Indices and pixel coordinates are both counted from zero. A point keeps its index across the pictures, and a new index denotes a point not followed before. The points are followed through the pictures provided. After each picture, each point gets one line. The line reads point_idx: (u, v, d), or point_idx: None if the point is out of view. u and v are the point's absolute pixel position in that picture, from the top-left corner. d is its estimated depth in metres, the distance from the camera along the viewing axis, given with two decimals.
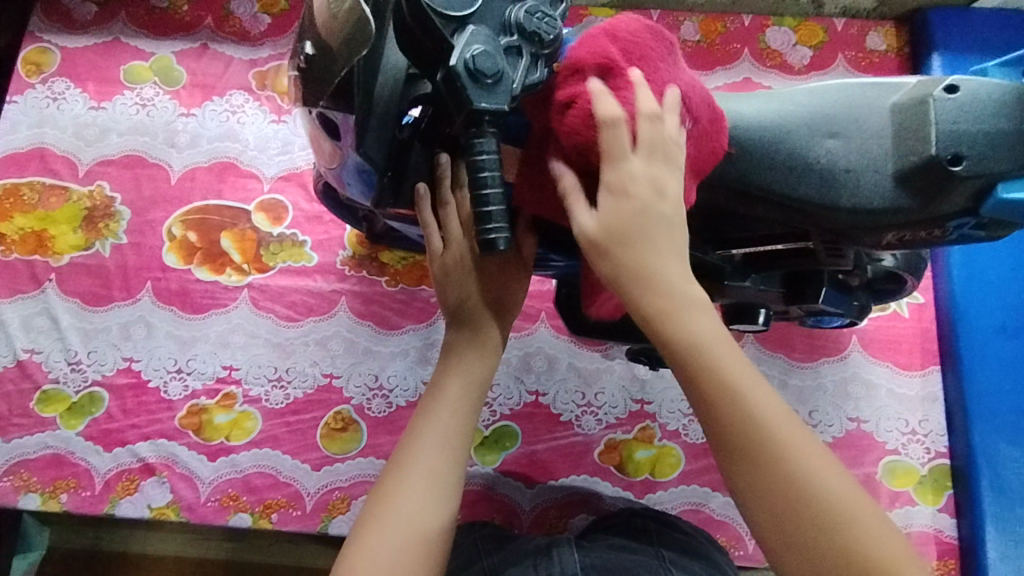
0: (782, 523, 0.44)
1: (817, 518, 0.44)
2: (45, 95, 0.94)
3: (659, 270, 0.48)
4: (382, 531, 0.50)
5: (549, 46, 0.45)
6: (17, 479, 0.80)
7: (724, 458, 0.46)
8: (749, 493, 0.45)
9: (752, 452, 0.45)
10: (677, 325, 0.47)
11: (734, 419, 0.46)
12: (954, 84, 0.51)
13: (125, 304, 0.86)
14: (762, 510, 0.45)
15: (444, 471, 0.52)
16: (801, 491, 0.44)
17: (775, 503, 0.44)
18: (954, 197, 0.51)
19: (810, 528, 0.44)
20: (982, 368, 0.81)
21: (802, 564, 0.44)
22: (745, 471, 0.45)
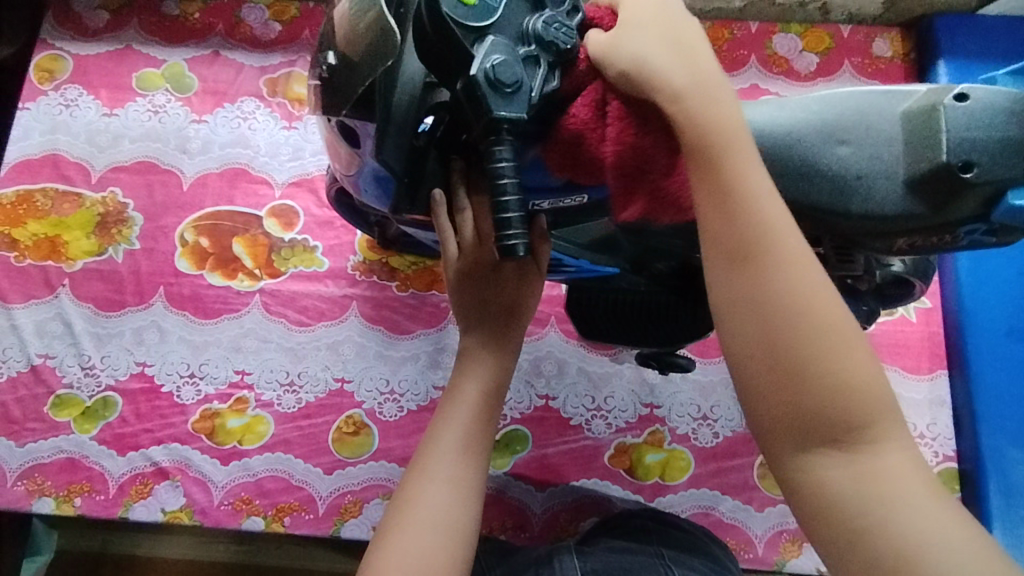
0: (762, 334, 0.43)
1: (806, 358, 0.42)
2: (58, 102, 0.95)
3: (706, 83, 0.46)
4: (405, 532, 0.51)
5: (566, 55, 0.46)
6: (31, 484, 0.81)
7: (723, 276, 0.44)
8: (739, 310, 0.44)
9: (758, 266, 0.43)
10: (711, 125, 0.45)
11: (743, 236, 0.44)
12: (964, 92, 0.51)
13: (137, 309, 0.87)
14: (750, 331, 0.43)
15: (465, 471, 0.53)
16: (796, 311, 0.42)
17: (762, 331, 0.43)
18: (964, 202, 0.51)
19: (803, 366, 0.42)
20: (990, 372, 0.81)
21: (777, 394, 0.42)
22: (741, 277, 0.43)
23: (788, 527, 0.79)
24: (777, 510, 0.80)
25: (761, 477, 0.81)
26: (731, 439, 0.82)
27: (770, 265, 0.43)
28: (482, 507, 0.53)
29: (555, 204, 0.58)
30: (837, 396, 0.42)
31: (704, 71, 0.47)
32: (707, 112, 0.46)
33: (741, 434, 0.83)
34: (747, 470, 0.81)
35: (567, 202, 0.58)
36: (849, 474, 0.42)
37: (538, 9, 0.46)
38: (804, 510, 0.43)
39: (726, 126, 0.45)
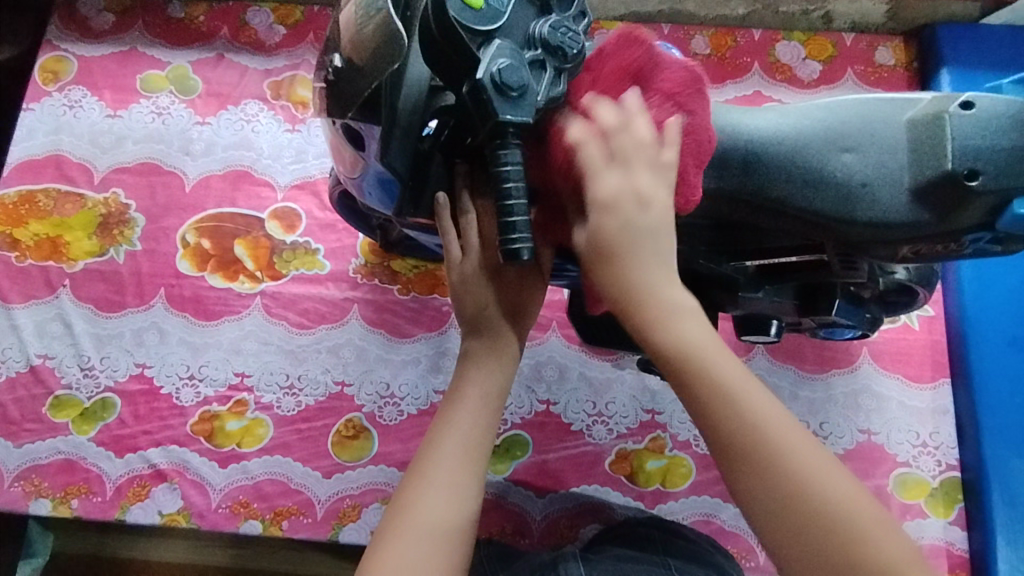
0: (771, 502, 0.43)
1: (821, 523, 0.42)
2: (62, 103, 0.95)
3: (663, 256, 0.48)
4: (404, 544, 0.50)
5: (572, 60, 0.46)
6: (28, 485, 0.80)
7: (725, 466, 0.45)
8: (748, 490, 0.44)
9: (748, 448, 0.44)
10: (678, 325, 0.47)
11: (728, 413, 0.45)
12: (969, 101, 0.52)
13: (138, 310, 0.87)
14: (758, 495, 0.44)
15: (465, 481, 0.53)
16: (793, 476, 0.43)
17: (773, 502, 0.43)
18: (971, 211, 0.51)
19: (817, 533, 0.42)
20: (993, 380, 0.81)
21: (803, 561, 0.42)
22: (740, 463, 0.44)
23: None
24: None
25: None
26: None
27: (759, 440, 0.44)
28: (479, 514, 0.53)
29: None
30: (823, 511, 0.42)
31: (660, 228, 0.48)
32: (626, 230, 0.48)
33: None
34: None
35: None
36: None
37: (544, 13, 0.46)
38: None
39: (674, 279, 0.48)
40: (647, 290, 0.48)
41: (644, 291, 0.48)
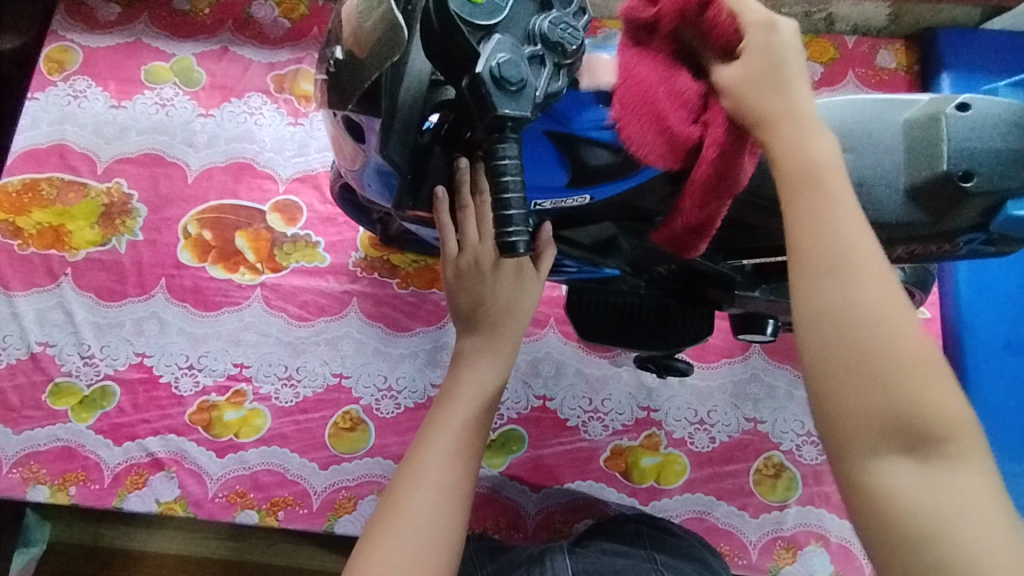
0: (850, 331, 0.39)
1: (896, 371, 0.38)
2: (67, 92, 0.96)
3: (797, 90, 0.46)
4: (392, 539, 0.50)
5: (571, 56, 0.47)
6: (27, 471, 0.81)
7: (818, 283, 0.40)
8: (827, 308, 0.39)
9: (839, 264, 0.40)
10: (796, 132, 0.44)
11: (832, 247, 0.40)
12: (965, 102, 0.52)
13: (139, 299, 0.87)
14: (842, 322, 0.39)
15: (454, 478, 0.54)
16: (874, 304, 0.39)
17: (851, 334, 0.39)
18: (964, 212, 0.52)
19: (886, 365, 0.38)
20: (988, 385, 0.81)
21: (863, 400, 0.38)
22: (828, 282, 0.40)
23: (783, 535, 0.79)
24: (772, 517, 0.80)
25: (756, 484, 0.81)
26: (727, 444, 0.82)
27: (847, 255, 0.40)
28: (469, 519, 0.54)
29: (558, 204, 0.58)
30: (902, 352, 0.38)
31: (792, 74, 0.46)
32: (796, 135, 0.44)
33: (738, 440, 0.82)
34: (743, 476, 0.81)
35: (570, 202, 0.58)
36: (919, 489, 0.38)
37: (545, 10, 0.47)
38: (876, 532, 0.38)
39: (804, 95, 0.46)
40: (778, 101, 0.45)
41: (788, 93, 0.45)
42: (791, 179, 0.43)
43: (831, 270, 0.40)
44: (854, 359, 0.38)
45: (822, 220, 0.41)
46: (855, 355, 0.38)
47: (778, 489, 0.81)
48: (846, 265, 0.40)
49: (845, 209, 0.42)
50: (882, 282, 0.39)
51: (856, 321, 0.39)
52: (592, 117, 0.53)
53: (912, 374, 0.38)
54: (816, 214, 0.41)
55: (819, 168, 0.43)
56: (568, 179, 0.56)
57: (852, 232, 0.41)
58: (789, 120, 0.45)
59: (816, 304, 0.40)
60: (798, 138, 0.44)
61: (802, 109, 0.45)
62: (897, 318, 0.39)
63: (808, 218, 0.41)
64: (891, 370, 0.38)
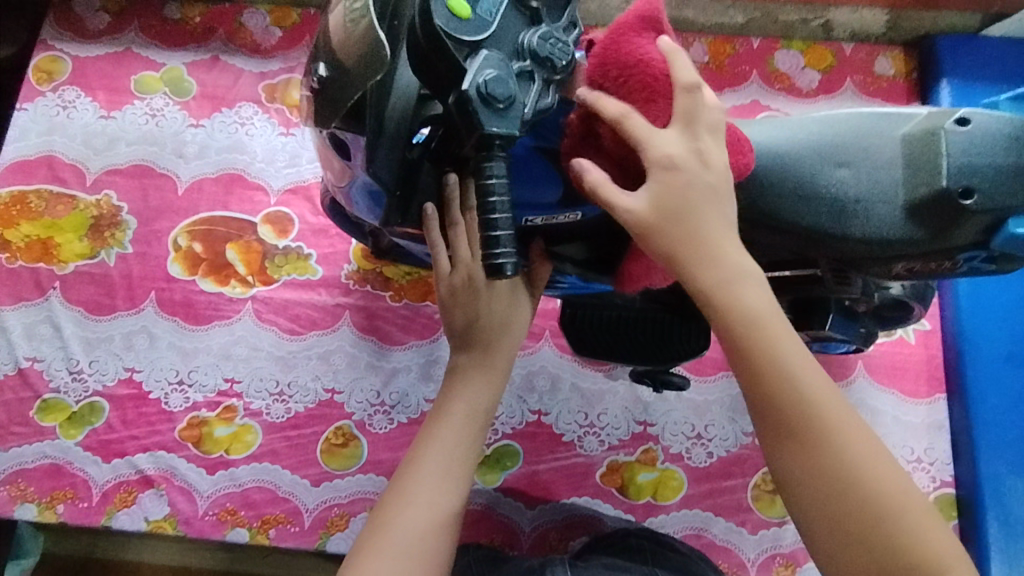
0: (826, 495, 0.44)
1: (876, 524, 0.44)
2: (56, 103, 0.95)
3: (719, 243, 0.48)
4: (382, 562, 0.49)
5: (562, 71, 0.45)
6: (14, 489, 0.80)
7: (786, 456, 0.46)
8: (797, 478, 0.45)
9: (803, 432, 0.45)
10: (735, 293, 0.47)
11: (790, 424, 0.45)
12: (965, 117, 0.51)
13: (128, 314, 0.86)
14: (815, 490, 0.45)
15: (445, 499, 0.52)
16: (841, 459, 0.45)
17: (830, 497, 0.44)
18: (964, 230, 0.51)
19: (857, 519, 0.44)
20: (989, 399, 0.80)
21: (852, 557, 0.44)
22: (794, 454, 0.45)
23: (782, 552, 0.78)
24: (770, 534, 0.78)
25: (755, 499, 0.80)
26: (725, 459, 0.81)
27: (808, 421, 0.45)
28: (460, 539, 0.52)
29: (548, 221, 0.57)
30: (873, 508, 0.44)
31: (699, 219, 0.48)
32: (728, 295, 0.47)
33: (736, 454, 0.81)
34: (741, 491, 0.80)
35: (560, 218, 0.57)
36: None
37: (534, 24, 0.46)
38: None
39: (725, 244, 0.48)
40: (701, 279, 0.47)
41: (694, 280, 0.47)
42: (743, 358, 0.46)
43: (790, 439, 0.45)
44: (844, 518, 0.44)
45: (784, 394, 0.45)
46: (835, 520, 0.44)
47: (777, 504, 0.79)
48: (811, 434, 0.45)
49: (795, 364, 0.46)
50: (850, 439, 0.45)
51: (820, 476, 0.45)
52: None
53: (890, 522, 0.44)
54: (774, 390, 0.46)
55: (770, 326, 0.46)
56: (559, 195, 0.55)
57: (820, 399, 0.45)
58: (723, 283, 0.47)
59: (789, 471, 0.46)
60: (726, 295, 0.47)
61: (735, 260, 0.48)
62: (850, 460, 0.44)
63: (761, 397, 0.46)
64: (868, 512, 0.44)
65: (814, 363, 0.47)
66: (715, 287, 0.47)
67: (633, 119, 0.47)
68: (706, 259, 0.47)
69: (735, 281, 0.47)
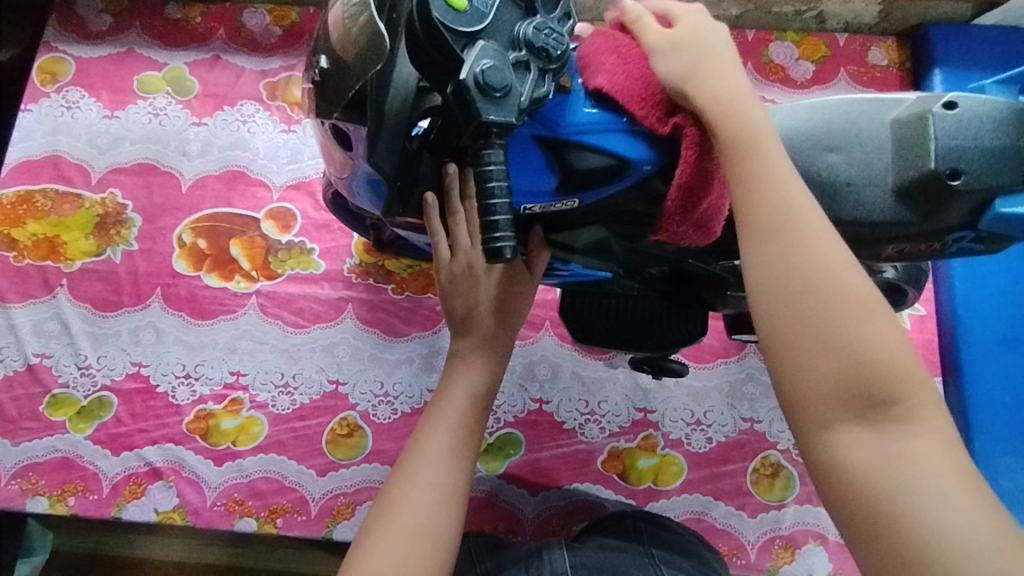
0: (797, 296, 0.43)
1: (841, 326, 0.42)
2: (60, 103, 0.96)
3: (730, 75, 0.51)
4: (389, 541, 0.51)
5: (557, 61, 0.47)
6: (25, 483, 0.81)
7: (755, 253, 0.45)
8: (769, 274, 0.44)
9: (781, 231, 0.45)
10: (737, 110, 0.49)
11: (771, 222, 0.45)
12: (953, 101, 0.52)
13: (135, 309, 0.88)
14: (786, 287, 0.43)
15: (449, 480, 0.54)
16: (815, 260, 0.43)
17: (803, 297, 0.43)
18: (952, 211, 0.52)
19: (825, 319, 0.42)
20: (985, 381, 0.81)
21: (811, 359, 0.42)
22: (770, 250, 0.45)
23: (782, 534, 0.79)
24: (770, 516, 0.80)
25: (754, 483, 0.81)
26: (724, 444, 0.82)
27: (788, 221, 0.45)
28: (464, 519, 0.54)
29: (546, 209, 0.58)
30: (846, 309, 0.42)
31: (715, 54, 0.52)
32: (737, 110, 0.49)
33: (735, 439, 0.82)
34: (741, 475, 0.81)
35: (558, 206, 0.58)
36: (871, 449, 0.41)
37: (529, 15, 0.47)
38: (838, 495, 0.41)
39: (734, 76, 0.51)
40: (712, 91, 0.50)
41: (706, 92, 0.50)
42: (728, 157, 0.48)
43: (772, 240, 0.45)
44: (808, 319, 0.42)
45: (765, 193, 0.46)
46: (802, 314, 0.43)
47: (776, 488, 0.81)
48: (790, 231, 0.44)
49: (783, 174, 0.47)
50: (828, 241, 0.44)
51: (797, 280, 0.43)
52: (578, 119, 0.54)
53: (858, 327, 0.42)
54: (756, 189, 0.46)
55: (761, 140, 0.48)
56: (556, 183, 0.56)
57: (801, 204, 0.45)
58: (732, 100, 0.50)
59: (758, 271, 0.45)
60: (730, 111, 0.49)
61: (744, 90, 0.51)
62: (829, 272, 0.43)
63: (747, 195, 0.46)
64: (837, 322, 0.42)
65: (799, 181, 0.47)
66: (714, 97, 0.50)
67: (648, 23, 0.55)
68: (716, 75, 0.51)
69: (740, 101, 0.50)
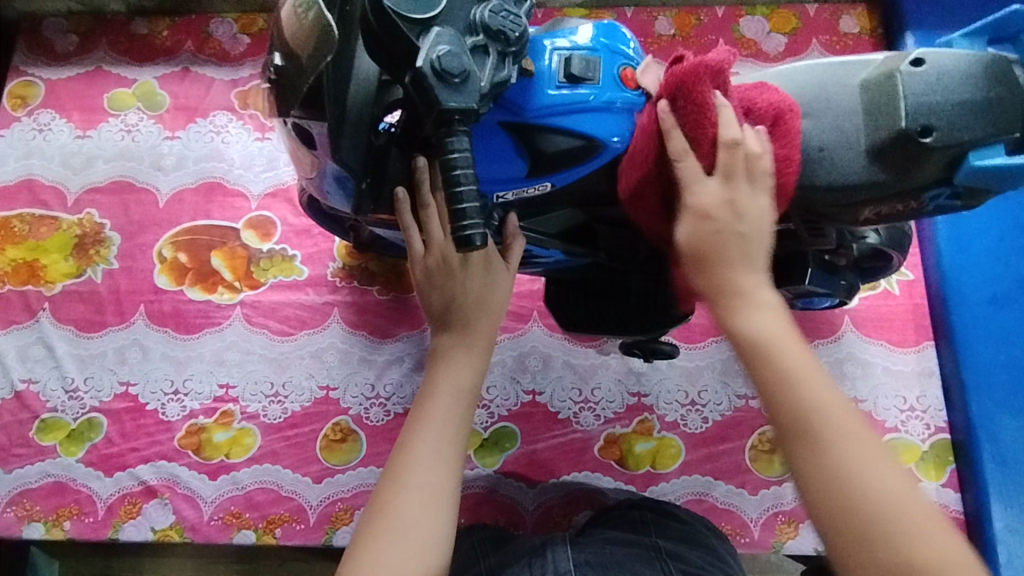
0: (845, 500, 0.42)
1: (895, 533, 0.41)
2: (31, 127, 0.95)
3: (753, 288, 0.47)
4: (380, 546, 0.50)
5: (516, 43, 0.46)
6: (20, 510, 0.80)
7: (796, 459, 0.43)
8: (810, 475, 0.43)
9: (812, 438, 0.43)
10: (750, 315, 0.46)
11: (802, 432, 0.43)
12: (919, 58, 0.52)
13: (119, 328, 0.87)
14: (827, 494, 0.42)
15: (438, 479, 0.53)
16: (850, 463, 0.42)
17: (848, 505, 0.41)
18: (928, 167, 0.52)
19: (875, 525, 0.41)
20: (977, 341, 0.81)
21: (872, 565, 0.41)
22: (806, 455, 0.43)
23: (784, 509, 0.78)
24: (771, 493, 0.79)
25: (752, 460, 0.80)
26: (720, 423, 0.82)
27: (817, 428, 0.43)
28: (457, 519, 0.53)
29: (520, 195, 0.58)
30: (894, 515, 0.41)
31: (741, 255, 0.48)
32: (751, 319, 0.46)
33: (730, 418, 0.82)
34: (739, 454, 0.81)
35: (531, 191, 0.58)
36: None
37: None
38: None
39: (760, 284, 0.47)
40: (732, 300, 0.47)
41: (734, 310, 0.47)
42: (753, 367, 0.45)
43: (806, 447, 0.43)
44: (861, 524, 0.41)
45: (792, 403, 0.44)
46: (851, 523, 0.41)
47: (775, 464, 0.80)
48: (823, 440, 0.43)
49: (809, 376, 0.45)
50: (860, 444, 0.43)
51: (846, 491, 0.42)
52: (543, 101, 0.53)
53: (907, 529, 0.41)
54: (780, 395, 0.44)
55: (780, 340, 0.45)
56: (527, 168, 0.56)
57: (830, 409, 0.43)
58: (751, 306, 0.46)
59: (802, 476, 0.43)
60: (742, 319, 0.46)
61: (775, 308, 0.47)
62: (874, 484, 0.42)
63: (772, 402, 0.44)
64: (878, 530, 0.41)
65: (822, 371, 0.45)
66: (755, 322, 0.46)
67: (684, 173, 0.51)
68: (732, 276, 0.47)
69: (758, 302, 0.47)
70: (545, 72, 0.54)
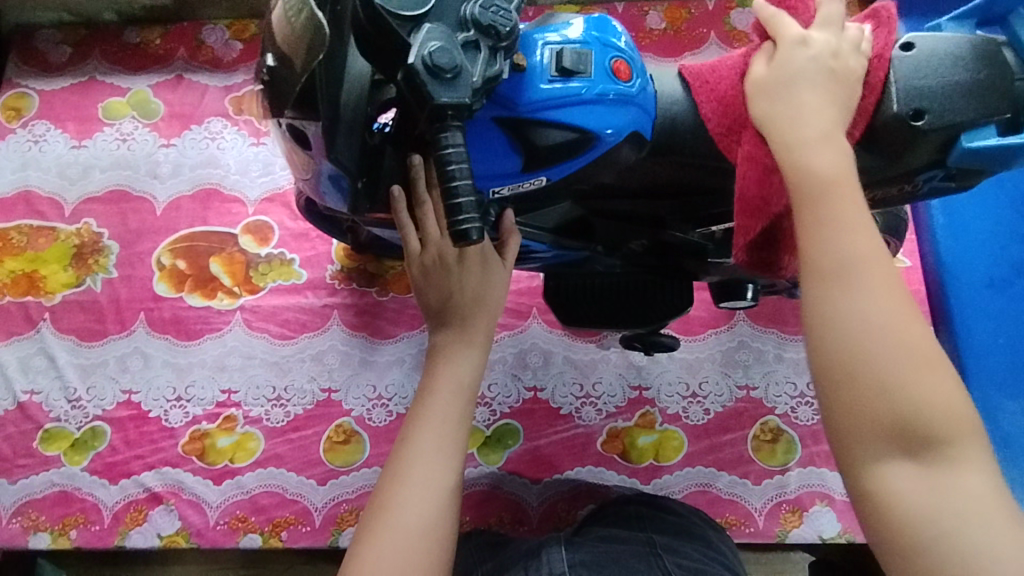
0: (854, 337, 0.43)
1: (896, 375, 0.42)
2: (27, 138, 0.95)
3: (810, 128, 0.49)
4: (383, 542, 0.50)
5: (507, 37, 0.46)
6: (26, 520, 0.81)
7: (817, 293, 0.45)
8: (833, 311, 0.44)
9: (848, 274, 0.44)
10: (807, 155, 0.48)
11: (836, 267, 0.44)
12: (909, 42, 0.52)
13: (120, 336, 0.87)
14: (840, 332, 0.43)
15: (439, 474, 0.53)
16: (875, 307, 0.43)
17: (856, 337, 0.43)
18: (921, 151, 0.52)
19: (878, 363, 0.43)
20: (976, 325, 0.81)
21: (865, 400, 0.42)
22: (834, 292, 0.44)
23: (788, 498, 0.79)
24: (774, 482, 0.79)
25: (755, 450, 0.80)
26: (722, 414, 0.82)
27: (853, 266, 0.44)
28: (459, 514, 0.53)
29: (515, 190, 0.58)
30: (904, 356, 0.43)
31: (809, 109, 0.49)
32: (803, 158, 0.48)
33: (732, 409, 0.82)
34: (741, 444, 0.81)
35: (527, 186, 0.58)
36: (920, 488, 0.42)
37: None
38: (874, 526, 0.44)
39: (817, 126, 0.49)
40: (791, 137, 0.49)
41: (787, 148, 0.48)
42: (798, 200, 0.47)
43: (836, 281, 0.44)
44: (863, 359, 0.43)
45: (832, 239, 0.45)
46: (854, 357, 0.43)
47: (778, 453, 0.80)
48: (857, 274, 0.44)
49: (857, 223, 0.46)
50: (890, 289, 0.44)
51: (859, 331, 0.43)
52: (536, 96, 0.53)
53: (910, 370, 0.42)
54: (821, 231, 0.45)
55: (833, 182, 0.47)
56: (522, 163, 0.56)
57: (868, 251, 0.45)
58: (802, 149, 0.48)
59: (819, 306, 0.44)
60: (794, 159, 0.48)
61: (837, 157, 0.48)
62: (890, 330, 0.43)
63: (813, 232, 0.46)
64: (891, 369, 0.42)
65: (870, 222, 0.46)
66: (807, 166, 0.47)
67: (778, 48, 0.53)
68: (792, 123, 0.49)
69: (811, 145, 0.48)
70: (536, 67, 0.54)
